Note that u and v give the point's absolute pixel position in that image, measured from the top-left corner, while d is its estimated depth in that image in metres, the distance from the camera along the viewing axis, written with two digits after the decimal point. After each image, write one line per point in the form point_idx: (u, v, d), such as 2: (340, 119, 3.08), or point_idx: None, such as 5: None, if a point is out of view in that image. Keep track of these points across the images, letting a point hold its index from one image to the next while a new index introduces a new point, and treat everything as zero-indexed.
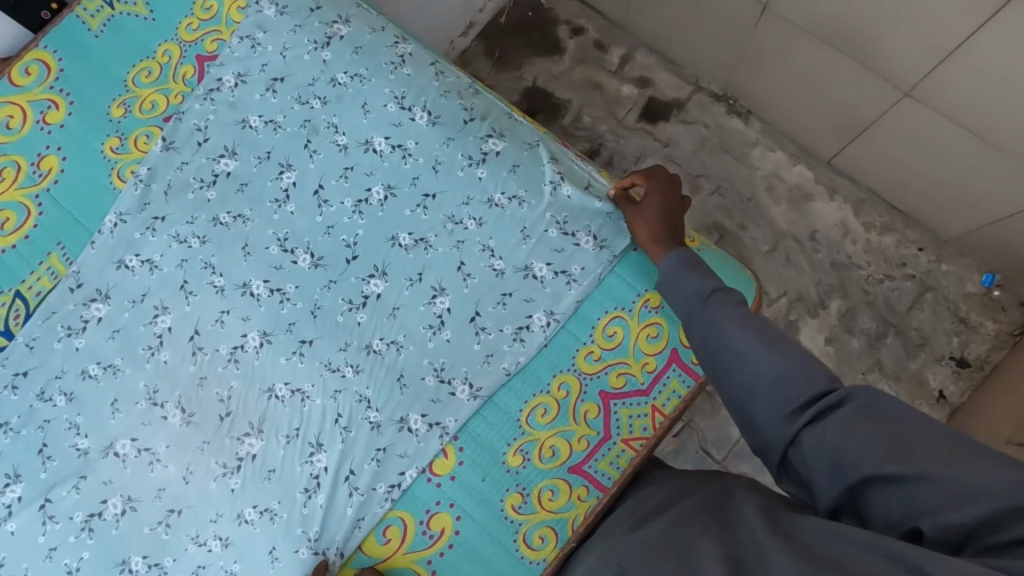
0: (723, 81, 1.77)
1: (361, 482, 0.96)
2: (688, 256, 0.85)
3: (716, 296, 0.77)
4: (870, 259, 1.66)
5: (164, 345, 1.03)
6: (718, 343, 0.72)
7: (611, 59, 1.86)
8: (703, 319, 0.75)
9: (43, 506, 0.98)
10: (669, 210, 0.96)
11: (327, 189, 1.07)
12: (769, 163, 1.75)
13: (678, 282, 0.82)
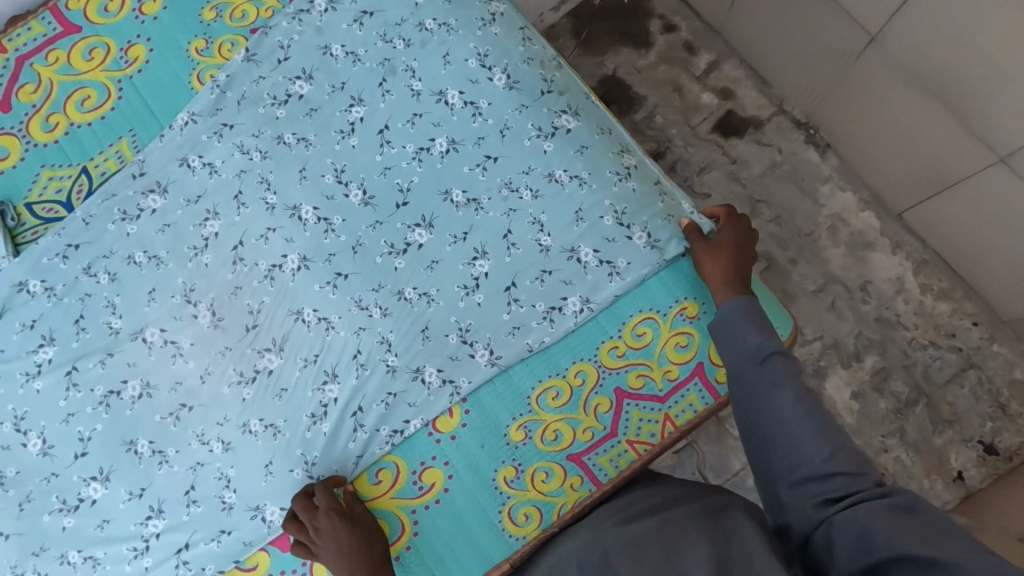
0: (809, 108, 1.71)
1: (367, 420, 0.98)
2: (753, 308, 0.86)
3: (773, 360, 0.78)
4: (918, 322, 1.59)
5: (208, 249, 1.06)
6: (762, 412, 0.74)
7: (698, 63, 1.81)
8: (754, 382, 0.77)
9: (69, 373, 1.03)
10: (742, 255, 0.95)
11: (392, 131, 1.07)
12: (836, 203, 1.68)
13: (735, 335, 0.83)
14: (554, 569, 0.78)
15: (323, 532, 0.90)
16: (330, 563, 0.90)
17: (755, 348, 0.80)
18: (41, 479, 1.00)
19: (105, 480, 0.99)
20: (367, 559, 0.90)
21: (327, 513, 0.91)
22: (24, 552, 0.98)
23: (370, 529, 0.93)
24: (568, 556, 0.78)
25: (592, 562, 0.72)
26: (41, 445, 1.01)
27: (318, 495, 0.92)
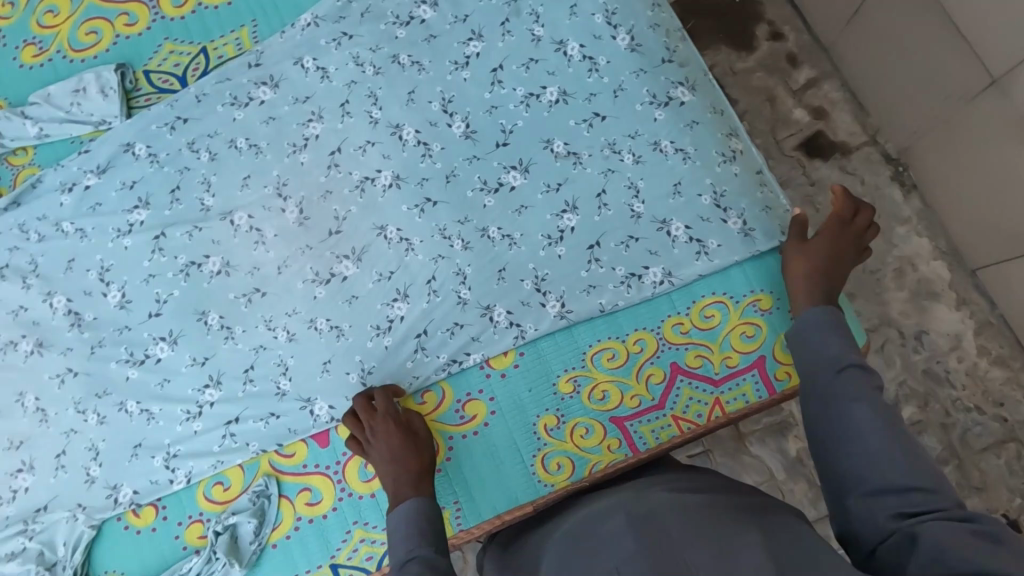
0: (904, 144, 1.63)
1: (430, 344, 1.02)
2: (838, 319, 0.85)
3: (852, 372, 0.78)
4: (967, 384, 1.53)
5: (307, 149, 1.09)
6: (839, 423, 0.75)
7: (798, 77, 1.74)
8: (831, 391, 0.78)
9: (157, 237, 1.08)
10: (841, 264, 0.92)
11: (505, 72, 1.08)
12: (910, 246, 1.61)
13: (815, 341, 0.83)
14: (594, 517, 0.80)
15: (377, 435, 0.92)
16: (378, 466, 0.90)
17: (833, 359, 0.80)
18: (114, 329, 1.06)
19: (173, 343, 1.05)
20: (413, 468, 0.89)
21: (384, 417, 0.93)
22: (89, 392, 1.05)
23: (421, 440, 0.93)
24: (612, 507, 0.80)
25: (639, 514, 0.75)
26: (120, 298, 1.07)
27: (377, 398, 0.95)
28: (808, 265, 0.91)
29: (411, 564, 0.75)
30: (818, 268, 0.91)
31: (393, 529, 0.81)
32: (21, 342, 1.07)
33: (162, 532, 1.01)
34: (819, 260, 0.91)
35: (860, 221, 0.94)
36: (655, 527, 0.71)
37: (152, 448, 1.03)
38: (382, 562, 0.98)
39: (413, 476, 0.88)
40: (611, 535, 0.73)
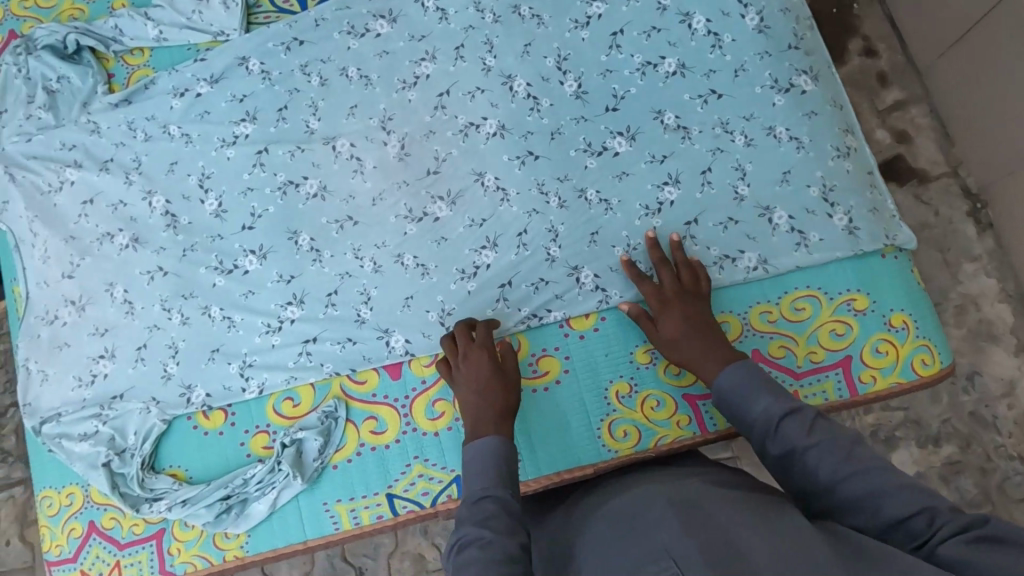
0: (987, 180, 1.52)
1: (512, 296, 1.02)
2: (749, 375, 0.82)
3: (788, 424, 0.75)
4: (1014, 433, 1.43)
5: (416, 87, 1.10)
6: (807, 476, 0.72)
7: (885, 98, 1.62)
8: (776, 458, 0.75)
9: (260, 152, 1.09)
10: (695, 322, 0.91)
11: (625, 36, 1.07)
12: (976, 285, 1.51)
13: (742, 407, 0.80)
14: (631, 497, 0.75)
15: (469, 361, 0.93)
16: (461, 391, 0.91)
17: (765, 416, 0.77)
18: (207, 236, 1.08)
19: (261, 258, 1.07)
20: (495, 404, 0.88)
21: (480, 346, 0.94)
22: (176, 292, 1.07)
23: (509, 380, 0.92)
24: (648, 492, 0.75)
25: (681, 499, 0.70)
26: (217, 207, 1.09)
27: (478, 329, 0.96)
28: (673, 356, 0.91)
29: (489, 500, 0.76)
30: (677, 348, 0.90)
31: (471, 460, 0.82)
32: (118, 235, 1.10)
33: (228, 438, 1.03)
34: (674, 339, 0.91)
35: (674, 271, 0.95)
36: (701, 512, 0.66)
37: (228, 355, 1.05)
38: (437, 499, 0.99)
39: (493, 411, 0.87)
40: (645, 519, 0.68)
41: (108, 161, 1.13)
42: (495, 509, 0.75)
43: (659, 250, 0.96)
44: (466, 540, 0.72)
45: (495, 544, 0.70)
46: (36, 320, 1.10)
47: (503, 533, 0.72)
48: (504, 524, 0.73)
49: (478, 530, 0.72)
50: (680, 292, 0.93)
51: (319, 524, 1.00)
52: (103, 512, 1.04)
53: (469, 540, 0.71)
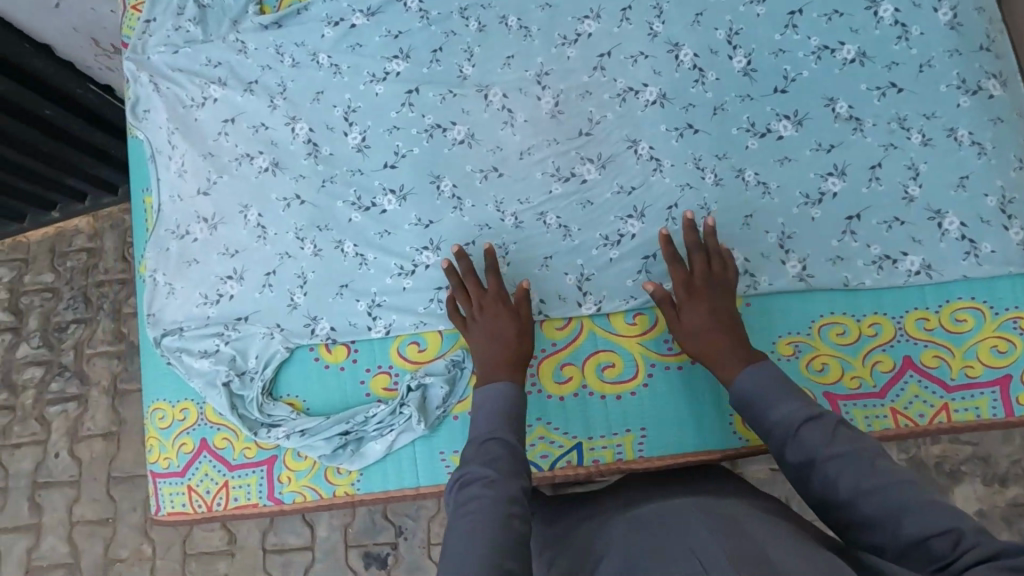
0: None
1: (655, 269, 1.00)
2: (771, 378, 0.81)
3: (809, 430, 0.74)
4: None
5: (576, 45, 1.06)
6: (826, 487, 0.70)
7: None
8: (795, 465, 0.73)
9: (409, 92, 1.07)
10: (720, 318, 0.90)
11: (803, 17, 1.03)
12: None
13: (764, 409, 0.79)
14: (666, 506, 0.74)
15: (485, 314, 0.94)
16: (473, 343, 0.93)
17: (787, 420, 0.75)
18: (347, 170, 1.07)
19: (401, 199, 1.05)
20: (508, 351, 0.90)
21: (494, 298, 0.95)
22: (311, 222, 1.06)
23: (522, 324, 0.94)
24: (688, 503, 0.74)
25: (720, 516, 0.69)
26: (360, 141, 1.07)
27: (489, 275, 0.97)
28: (690, 345, 0.91)
29: (493, 443, 0.77)
30: (698, 340, 0.90)
31: (480, 403, 0.83)
32: (258, 157, 1.08)
33: (349, 374, 1.03)
34: (695, 330, 0.90)
35: (705, 259, 0.94)
36: (738, 528, 0.66)
37: (357, 292, 1.04)
38: (556, 464, 0.98)
39: (508, 356, 0.90)
40: (678, 523, 0.68)
41: (253, 83, 1.11)
42: (501, 452, 0.76)
43: (696, 238, 0.95)
44: (469, 484, 0.72)
45: (497, 487, 0.71)
46: (166, 233, 1.09)
47: (507, 475, 0.73)
48: (510, 467, 0.74)
49: (484, 469, 0.73)
50: (706, 281, 0.93)
51: (435, 473, 1.00)
52: (216, 431, 1.04)
53: (473, 479, 0.72)
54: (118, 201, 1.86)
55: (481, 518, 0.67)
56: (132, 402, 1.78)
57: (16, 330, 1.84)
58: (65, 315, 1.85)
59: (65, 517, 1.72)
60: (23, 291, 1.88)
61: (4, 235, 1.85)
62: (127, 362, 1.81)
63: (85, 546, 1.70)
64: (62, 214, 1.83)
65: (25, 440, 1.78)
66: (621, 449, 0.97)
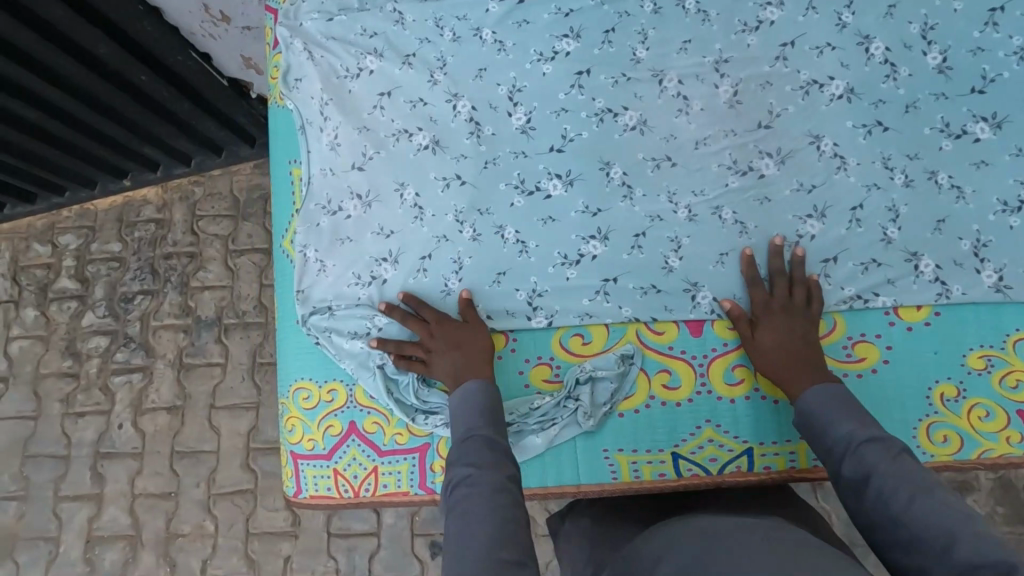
0: None
1: (836, 273, 0.96)
2: (840, 399, 0.83)
3: (868, 449, 0.76)
4: None
5: (757, 32, 1.01)
6: (878, 500, 0.72)
7: None
8: (851, 480, 0.76)
9: (579, 74, 1.03)
10: (795, 340, 0.91)
11: (1004, 15, 0.98)
12: None
13: (824, 428, 0.82)
14: (720, 521, 0.75)
15: (434, 344, 0.96)
16: (443, 382, 0.94)
17: (846, 440, 0.78)
18: (511, 152, 1.03)
19: (567, 184, 1.01)
20: (475, 361, 0.94)
21: (435, 325, 0.97)
22: (472, 205, 1.02)
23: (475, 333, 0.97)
24: (735, 520, 0.76)
25: (777, 536, 0.70)
26: (524, 123, 1.03)
27: (424, 309, 0.98)
28: (760, 365, 0.92)
29: (473, 440, 0.81)
30: (769, 357, 0.91)
31: (462, 406, 0.87)
32: (417, 134, 1.04)
33: (507, 363, 0.99)
34: (767, 347, 0.91)
35: (787, 285, 0.94)
36: (773, 544, 0.68)
37: (516, 280, 1.01)
38: (726, 468, 0.95)
39: (478, 365, 0.93)
40: (716, 536, 0.71)
41: (410, 56, 1.06)
42: (481, 448, 0.81)
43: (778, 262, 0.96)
44: (457, 481, 0.77)
45: (481, 482, 0.75)
46: (316, 208, 1.05)
47: (488, 466, 0.78)
48: (491, 460, 0.79)
49: (467, 467, 0.78)
50: (788, 306, 0.93)
51: (597, 471, 0.96)
52: (365, 415, 1.01)
53: (459, 478, 0.76)
54: (189, 173, 1.82)
55: (473, 512, 0.72)
56: (198, 376, 1.74)
57: (81, 298, 1.80)
58: (132, 286, 1.80)
59: (127, 489, 1.68)
60: (90, 259, 1.83)
61: (75, 200, 1.80)
62: (194, 336, 1.76)
63: (146, 518, 1.66)
64: (133, 182, 1.79)
65: (88, 409, 1.73)
66: (795, 457, 0.94)
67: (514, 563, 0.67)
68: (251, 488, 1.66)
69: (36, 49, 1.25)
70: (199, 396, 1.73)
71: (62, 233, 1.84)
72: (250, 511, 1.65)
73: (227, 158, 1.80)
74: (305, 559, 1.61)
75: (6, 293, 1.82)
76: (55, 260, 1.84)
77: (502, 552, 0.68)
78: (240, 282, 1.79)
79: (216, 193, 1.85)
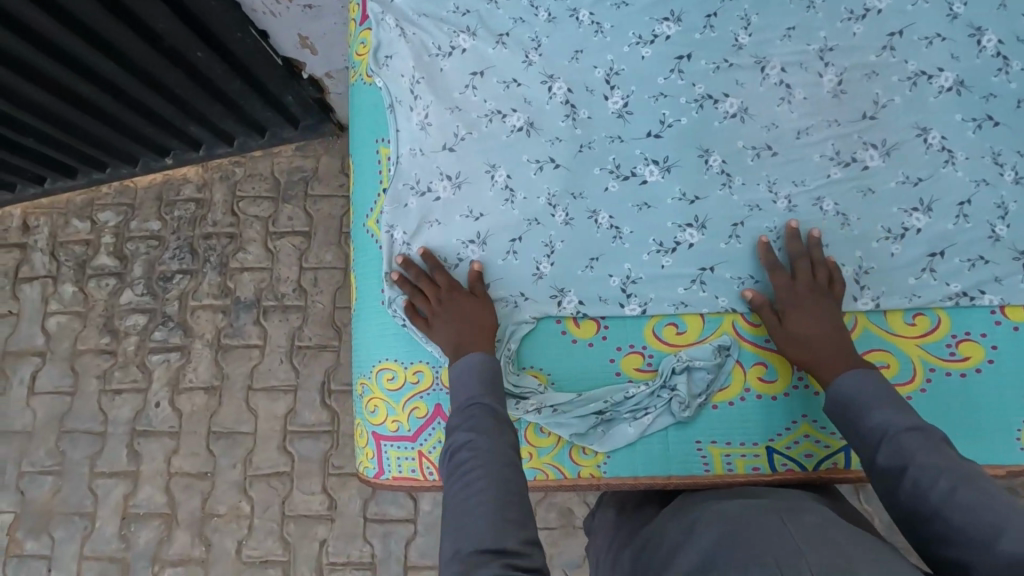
0: None
1: (941, 268, 0.95)
2: (877, 385, 0.80)
3: (907, 436, 0.73)
4: None
5: (864, 20, 1.00)
6: (915, 492, 0.68)
7: None
8: (886, 468, 0.72)
9: (680, 58, 1.01)
10: (821, 323, 0.89)
11: None
12: None
13: (860, 413, 0.79)
14: (734, 503, 0.76)
15: (442, 306, 0.96)
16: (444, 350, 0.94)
17: (882, 427, 0.75)
18: (607, 136, 1.02)
19: (664, 170, 1.00)
20: (475, 334, 0.93)
21: (447, 290, 0.97)
22: (566, 189, 1.01)
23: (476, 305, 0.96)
24: (755, 503, 0.74)
25: (793, 513, 0.70)
26: (621, 106, 1.02)
27: (437, 274, 0.98)
28: (789, 350, 0.90)
29: (474, 407, 0.83)
30: (799, 343, 0.89)
31: (458, 378, 0.87)
32: (510, 115, 1.03)
33: (598, 351, 0.98)
34: (797, 333, 0.90)
35: (810, 267, 0.93)
36: (806, 530, 0.64)
37: (609, 266, 0.99)
38: (822, 464, 0.94)
39: (479, 339, 0.93)
40: (741, 523, 0.68)
41: (504, 35, 1.05)
42: (483, 416, 0.82)
43: (799, 246, 0.95)
44: (457, 449, 0.79)
45: (482, 449, 0.77)
46: (404, 188, 1.03)
47: (491, 432, 0.79)
48: (491, 428, 0.80)
49: (468, 433, 0.80)
50: (813, 290, 0.92)
51: (689, 463, 0.95)
52: None
53: (459, 444, 0.79)
54: (231, 153, 1.71)
55: (476, 477, 0.74)
56: (235, 358, 1.64)
57: (120, 276, 1.70)
58: (170, 264, 1.70)
59: (163, 468, 1.59)
60: (129, 236, 1.73)
61: (116, 176, 1.70)
62: (232, 317, 1.66)
63: (182, 497, 1.57)
64: (175, 161, 1.69)
65: (126, 386, 1.64)
66: None
67: (517, 524, 0.70)
68: (287, 470, 1.57)
69: (101, 25, 1.18)
70: (237, 377, 1.63)
71: (101, 210, 1.74)
72: (286, 493, 1.56)
73: (270, 140, 1.69)
74: (341, 543, 1.53)
75: (45, 269, 1.72)
76: (94, 237, 1.73)
77: (507, 510, 0.71)
78: (280, 265, 1.68)
79: (256, 174, 1.74)
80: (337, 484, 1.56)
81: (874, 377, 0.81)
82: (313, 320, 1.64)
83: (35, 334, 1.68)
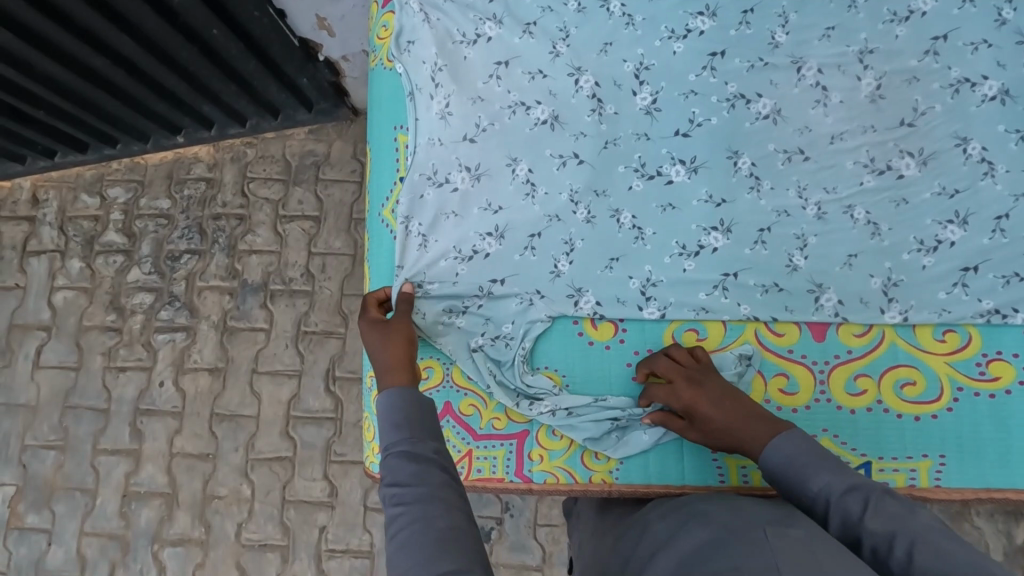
0: None
1: (974, 284, 0.91)
2: (799, 447, 0.74)
3: (849, 500, 0.67)
4: None
5: (907, 23, 0.96)
6: (876, 562, 0.62)
7: None
8: (842, 540, 0.66)
9: (713, 56, 0.98)
10: (724, 407, 0.84)
11: None
12: None
13: (798, 486, 0.72)
14: (726, 506, 0.71)
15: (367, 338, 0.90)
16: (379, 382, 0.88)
17: (821, 497, 0.69)
18: (633, 133, 0.98)
19: (691, 171, 0.97)
20: (394, 359, 0.85)
21: (370, 322, 0.91)
22: (588, 186, 0.98)
23: (392, 329, 0.89)
24: (749, 509, 0.68)
25: (786, 519, 0.65)
26: (649, 103, 0.99)
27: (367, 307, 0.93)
28: (718, 443, 0.85)
29: (394, 459, 0.74)
30: (721, 437, 0.84)
31: (383, 422, 0.79)
32: (535, 108, 1.00)
33: (615, 355, 0.95)
34: (713, 429, 0.84)
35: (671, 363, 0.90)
36: (792, 546, 0.58)
37: (629, 267, 0.96)
38: None
39: (394, 368, 0.84)
40: (735, 530, 0.63)
41: (531, 24, 1.02)
42: (403, 464, 0.74)
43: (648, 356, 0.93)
44: (389, 507, 0.72)
45: (408, 498, 0.70)
46: (421, 178, 1.00)
47: (418, 478, 0.72)
48: (417, 473, 0.72)
49: (394, 487, 0.72)
50: (690, 373, 0.88)
51: (704, 472, 0.93)
52: (463, 396, 0.96)
53: (387, 501, 0.71)
54: (243, 133, 1.68)
55: (407, 534, 0.67)
56: (240, 341, 1.62)
57: (128, 253, 1.69)
58: (178, 244, 1.68)
59: (165, 448, 1.58)
60: (138, 214, 1.71)
61: (126, 153, 1.67)
62: (239, 300, 1.64)
63: (184, 478, 1.56)
64: (185, 140, 1.66)
65: (130, 364, 1.63)
66: (915, 475, 0.90)
67: (456, 573, 0.63)
68: (289, 456, 1.56)
69: None
70: (242, 360, 1.61)
71: (111, 185, 1.72)
72: (287, 479, 1.55)
73: (282, 122, 1.66)
74: (341, 531, 1.52)
75: (53, 243, 1.70)
76: (103, 213, 1.71)
77: (443, 560, 0.64)
78: (288, 249, 1.66)
79: (267, 156, 1.71)
80: (339, 472, 1.55)
81: (800, 441, 0.75)
82: (319, 307, 1.62)
83: (41, 309, 1.67)
